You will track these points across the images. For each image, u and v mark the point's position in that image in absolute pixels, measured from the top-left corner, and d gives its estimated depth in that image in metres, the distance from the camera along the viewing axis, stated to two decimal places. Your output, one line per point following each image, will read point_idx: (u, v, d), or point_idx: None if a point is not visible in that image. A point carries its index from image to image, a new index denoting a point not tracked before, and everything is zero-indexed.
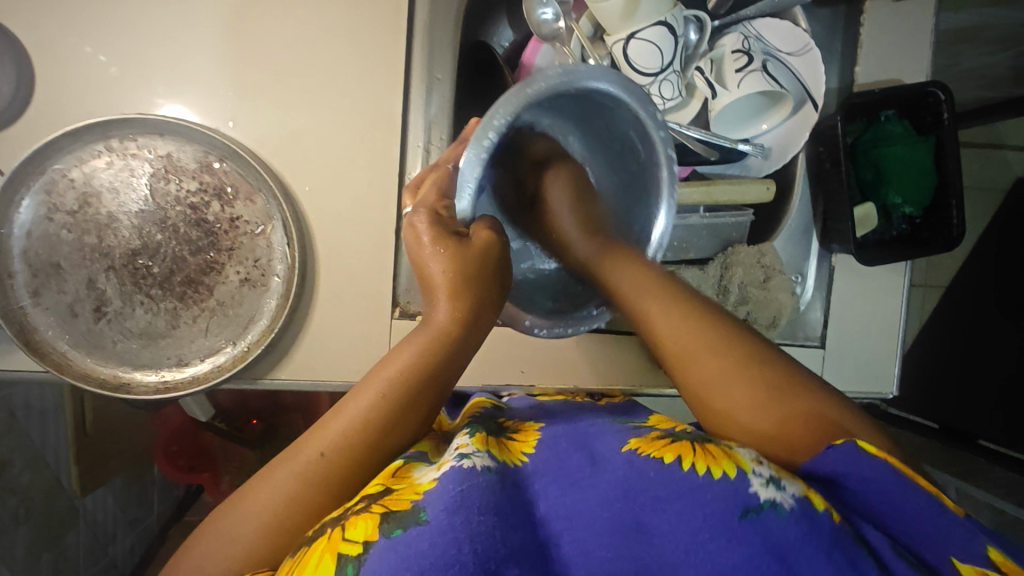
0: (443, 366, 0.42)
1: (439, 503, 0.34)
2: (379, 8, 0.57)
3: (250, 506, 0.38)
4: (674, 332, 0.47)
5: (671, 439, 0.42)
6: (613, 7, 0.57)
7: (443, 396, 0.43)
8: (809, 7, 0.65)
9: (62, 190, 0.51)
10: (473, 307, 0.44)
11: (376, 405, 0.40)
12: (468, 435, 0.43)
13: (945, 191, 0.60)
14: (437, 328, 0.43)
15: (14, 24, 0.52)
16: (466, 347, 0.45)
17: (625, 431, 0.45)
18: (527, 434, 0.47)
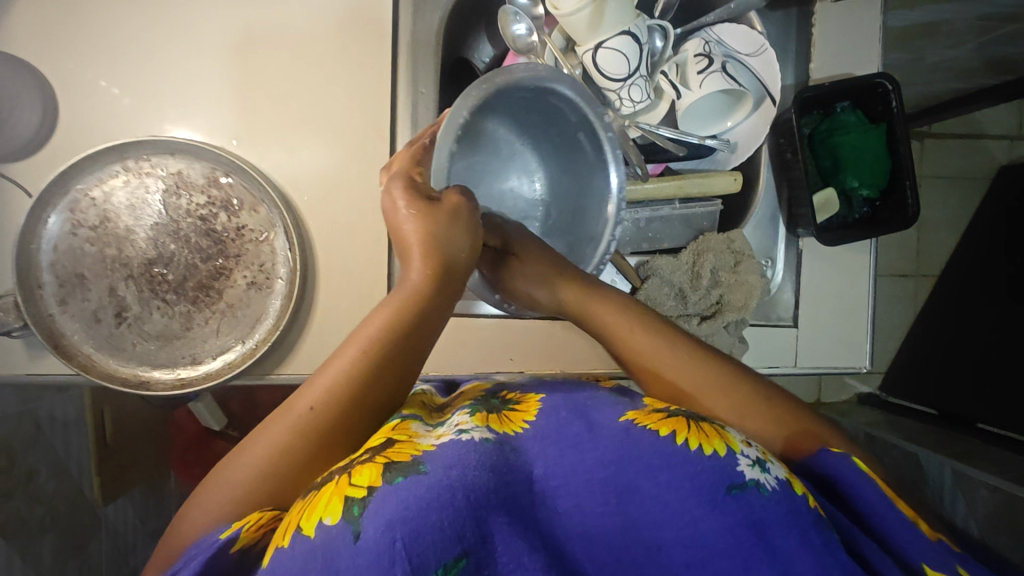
0: (416, 323, 0.47)
1: (437, 460, 0.40)
2: (365, 33, 0.62)
3: (247, 457, 0.42)
4: (688, 377, 0.52)
5: (666, 414, 0.46)
6: (580, 20, 0.61)
7: (417, 355, 0.47)
8: (762, 11, 0.69)
9: (84, 207, 0.57)
10: (441, 268, 0.49)
11: (356, 360, 0.44)
12: (469, 413, 0.48)
13: (898, 174, 0.65)
14: (410, 288, 0.48)
15: (38, 62, 0.58)
16: (437, 306, 0.49)
17: (623, 405, 0.48)
18: (528, 402, 0.50)
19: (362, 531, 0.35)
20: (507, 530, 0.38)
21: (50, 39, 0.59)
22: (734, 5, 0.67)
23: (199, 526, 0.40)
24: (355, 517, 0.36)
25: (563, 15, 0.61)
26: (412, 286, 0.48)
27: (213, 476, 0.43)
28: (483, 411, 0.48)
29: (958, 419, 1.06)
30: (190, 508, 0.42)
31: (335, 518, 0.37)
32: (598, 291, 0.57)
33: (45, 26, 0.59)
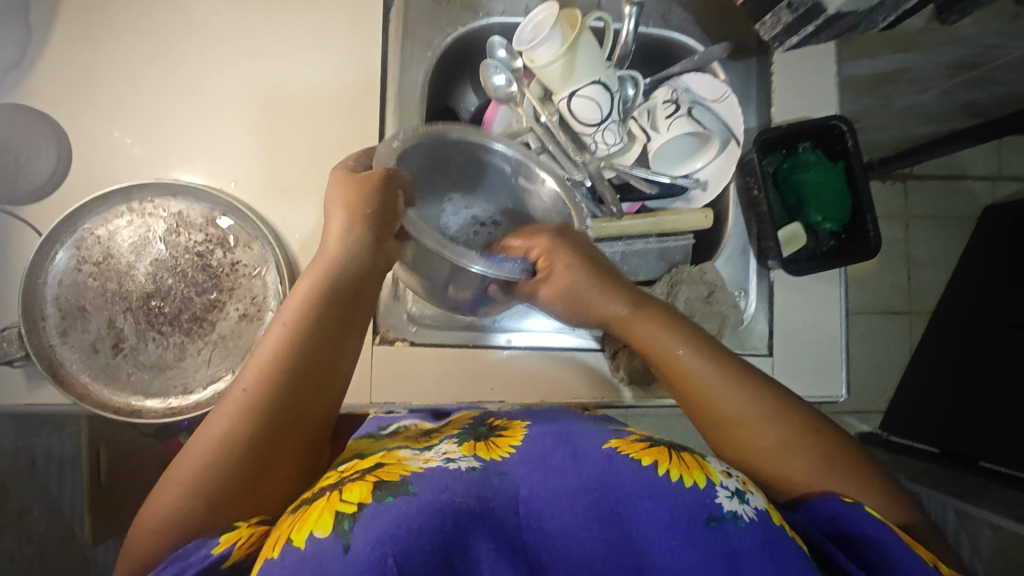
0: (336, 293, 0.50)
1: (425, 483, 0.41)
2: (355, 86, 0.68)
3: (201, 441, 0.45)
4: (780, 449, 0.49)
5: (649, 443, 0.46)
6: (554, 71, 0.67)
7: (349, 322, 0.51)
8: (726, 62, 0.74)
9: (89, 244, 0.60)
10: (363, 229, 0.51)
11: (289, 333, 0.48)
12: (456, 442, 0.48)
13: (860, 209, 0.68)
14: (329, 257, 0.51)
15: (58, 114, 0.64)
16: (359, 270, 0.51)
17: (606, 432, 0.48)
18: (515, 429, 0.50)
19: (351, 543, 0.37)
20: (492, 556, 0.38)
21: (70, 94, 0.64)
22: (697, 58, 0.73)
23: (162, 509, 0.44)
24: (345, 531, 0.37)
25: (539, 68, 0.67)
26: (332, 256, 0.51)
27: (173, 469, 0.45)
28: (471, 439, 0.49)
29: (961, 457, 1.07)
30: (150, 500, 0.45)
31: (325, 531, 0.38)
32: (650, 310, 0.57)
33: (65, 83, 0.64)
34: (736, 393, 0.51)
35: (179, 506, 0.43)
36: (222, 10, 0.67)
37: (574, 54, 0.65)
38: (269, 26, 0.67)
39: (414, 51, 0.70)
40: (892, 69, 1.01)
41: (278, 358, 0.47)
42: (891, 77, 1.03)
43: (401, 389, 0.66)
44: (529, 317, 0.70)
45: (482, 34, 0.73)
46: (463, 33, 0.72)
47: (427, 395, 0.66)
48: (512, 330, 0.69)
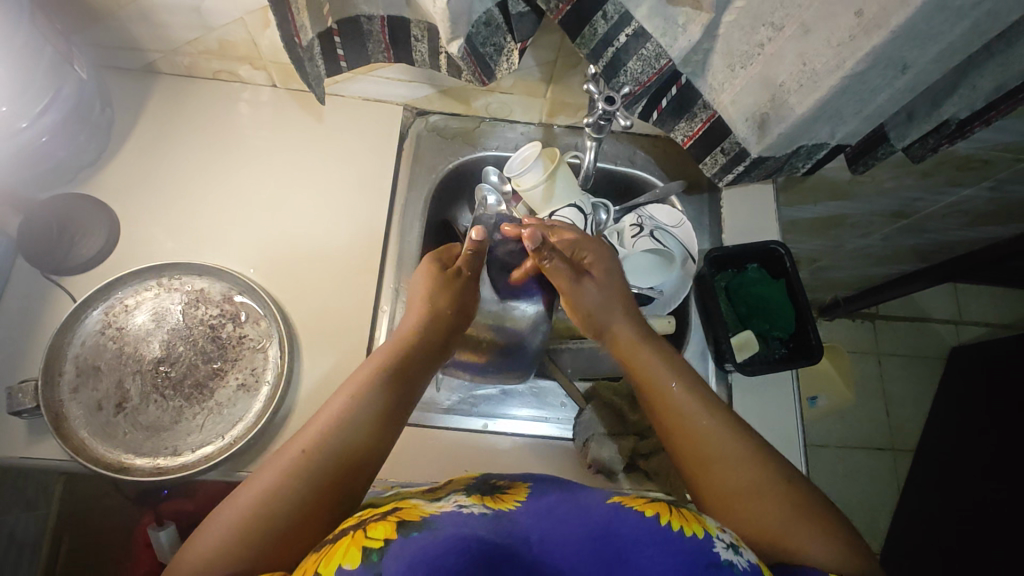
0: (399, 381, 0.58)
1: (444, 520, 0.43)
2: (369, 197, 0.81)
3: (249, 488, 0.49)
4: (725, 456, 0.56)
5: (649, 499, 0.49)
6: (536, 194, 0.80)
7: (403, 394, 0.58)
8: (681, 196, 0.88)
9: (116, 311, 0.68)
10: (429, 322, 0.64)
11: (351, 399, 0.55)
12: (466, 494, 0.51)
13: (802, 321, 0.76)
14: (396, 344, 0.62)
15: (116, 205, 0.76)
16: (419, 358, 0.62)
17: (607, 492, 0.52)
18: (519, 488, 0.51)
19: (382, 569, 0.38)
20: None
21: (130, 190, 0.77)
22: (659, 191, 0.85)
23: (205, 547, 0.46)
24: (374, 562, 0.39)
25: (524, 191, 0.80)
26: (401, 345, 0.61)
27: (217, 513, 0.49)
28: (478, 493, 0.51)
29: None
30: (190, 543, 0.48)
31: (354, 565, 0.39)
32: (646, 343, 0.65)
33: (128, 181, 0.77)
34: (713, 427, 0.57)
35: (219, 546, 0.46)
36: (268, 133, 0.82)
37: (552, 181, 0.78)
38: (305, 149, 0.82)
39: (421, 174, 0.84)
40: (832, 215, 1.14)
41: (340, 416, 0.54)
42: (834, 221, 1.17)
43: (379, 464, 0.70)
44: (508, 406, 0.76)
45: (478, 163, 0.88)
46: (462, 162, 0.86)
47: (404, 470, 0.70)
48: (489, 416, 0.75)
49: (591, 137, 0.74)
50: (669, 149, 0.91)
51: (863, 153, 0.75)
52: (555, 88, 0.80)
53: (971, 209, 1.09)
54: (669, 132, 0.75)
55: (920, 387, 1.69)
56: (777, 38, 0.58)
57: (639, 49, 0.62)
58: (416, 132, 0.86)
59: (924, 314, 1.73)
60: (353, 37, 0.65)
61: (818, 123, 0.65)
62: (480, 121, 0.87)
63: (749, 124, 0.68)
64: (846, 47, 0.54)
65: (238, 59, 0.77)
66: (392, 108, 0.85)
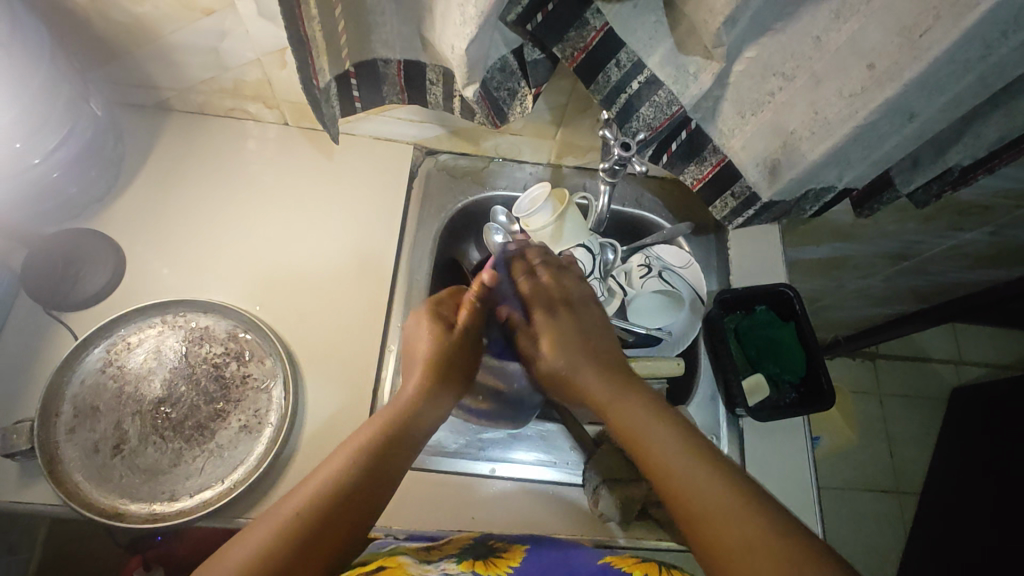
0: (399, 435, 0.57)
1: None
2: (378, 237, 0.80)
3: (234, 553, 0.47)
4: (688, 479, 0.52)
5: (639, 561, 0.57)
6: (546, 234, 0.80)
7: (406, 451, 0.57)
8: (689, 237, 0.89)
9: (118, 349, 0.67)
10: (429, 386, 0.62)
11: (349, 460, 0.53)
12: (457, 561, 0.55)
13: (812, 363, 0.76)
14: (395, 404, 0.59)
15: (123, 241, 0.75)
16: (424, 411, 0.60)
17: (598, 556, 0.60)
18: (514, 552, 0.58)
19: None
20: None
21: (138, 225, 0.76)
22: (666, 232, 0.86)
23: None
24: None
25: (533, 231, 0.80)
26: (405, 398, 0.60)
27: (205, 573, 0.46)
28: (470, 558, 0.56)
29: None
30: None
31: None
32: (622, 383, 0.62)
33: (136, 216, 0.77)
34: (702, 477, 0.52)
35: None
36: (275, 170, 0.82)
37: (561, 222, 0.79)
38: (313, 189, 0.82)
39: (429, 213, 0.84)
40: (835, 257, 1.15)
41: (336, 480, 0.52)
42: (836, 263, 1.17)
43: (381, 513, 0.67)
44: (513, 449, 0.74)
45: (487, 203, 0.89)
46: (471, 201, 0.87)
47: (407, 519, 0.67)
48: (497, 461, 0.72)
49: (605, 180, 0.75)
50: (674, 191, 0.92)
51: (869, 197, 0.75)
52: (565, 130, 0.81)
53: (972, 252, 1.10)
54: (679, 174, 0.75)
55: (922, 428, 1.67)
56: (788, 88, 0.59)
57: (652, 96, 0.63)
58: (426, 171, 0.86)
59: (925, 353, 1.73)
60: (369, 80, 0.66)
61: (827, 170, 0.66)
62: (489, 160, 0.88)
63: (760, 169, 0.69)
64: (858, 98, 0.55)
65: (252, 98, 0.78)
66: (402, 147, 0.86)
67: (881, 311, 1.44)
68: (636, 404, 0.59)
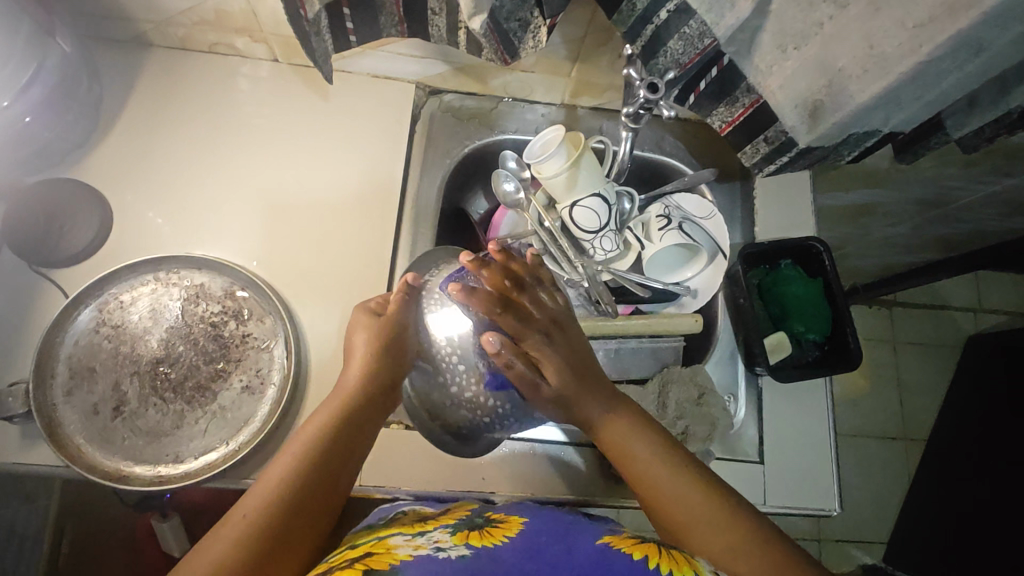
0: (340, 440, 0.55)
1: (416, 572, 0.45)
2: (378, 187, 0.75)
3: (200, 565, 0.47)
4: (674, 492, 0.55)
5: (639, 540, 0.52)
6: (559, 182, 0.74)
7: (348, 454, 0.55)
8: (712, 184, 0.83)
9: (111, 308, 0.64)
10: (374, 374, 0.57)
11: (294, 470, 0.52)
12: (451, 533, 0.53)
13: (839, 323, 0.72)
14: (343, 391, 0.57)
15: (108, 192, 0.70)
16: (376, 402, 0.58)
17: (599, 531, 0.55)
18: (510, 523, 0.55)
19: None
20: None
21: (123, 174, 0.71)
22: (687, 179, 0.80)
23: None
24: None
25: (545, 179, 0.74)
26: (351, 386, 0.57)
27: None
28: (465, 529, 0.54)
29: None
30: None
31: None
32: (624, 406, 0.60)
33: (121, 164, 0.72)
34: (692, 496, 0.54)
35: None
36: (266, 114, 0.76)
37: (576, 170, 0.73)
38: (307, 133, 0.76)
39: (434, 159, 0.79)
40: (865, 203, 1.08)
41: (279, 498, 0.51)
42: (865, 209, 1.10)
43: (387, 475, 0.66)
44: None
45: (496, 147, 0.82)
46: (478, 146, 0.81)
47: (417, 480, 0.67)
48: None
49: (627, 127, 0.69)
50: (698, 134, 0.85)
51: (914, 140, 0.69)
52: (582, 66, 0.74)
53: (1013, 199, 1.03)
54: (706, 116, 0.70)
55: (935, 376, 1.65)
56: (840, 17, 0.51)
57: (682, 28, 0.57)
58: (430, 113, 0.80)
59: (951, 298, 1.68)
60: (363, 9, 0.59)
61: (875, 113, 0.59)
62: (498, 100, 0.81)
63: (800, 111, 0.62)
64: (925, 31, 0.47)
65: (236, 31, 0.71)
66: (403, 86, 0.78)
67: (906, 260, 1.38)
68: (635, 428, 0.58)
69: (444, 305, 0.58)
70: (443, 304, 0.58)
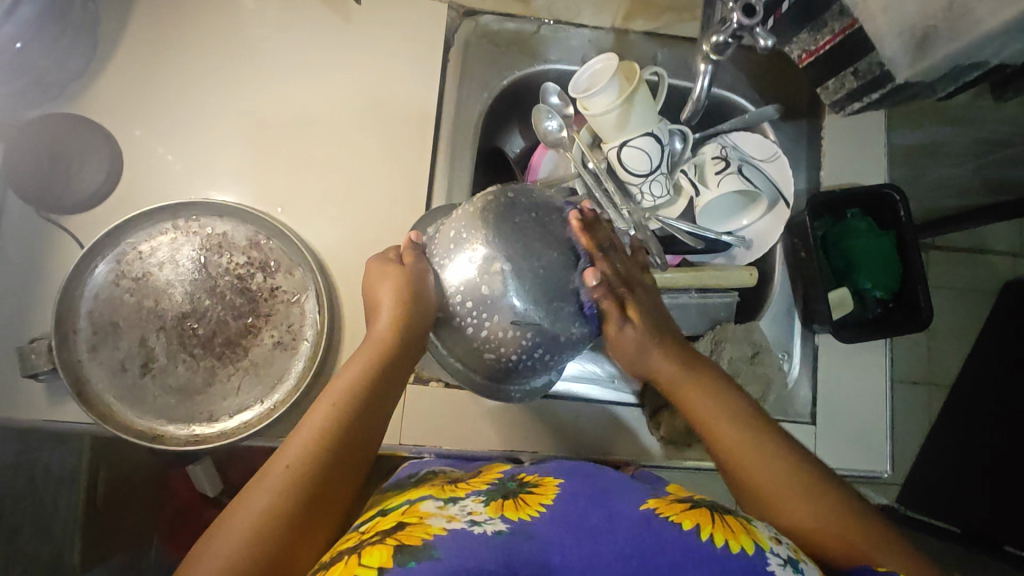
0: (371, 395, 0.50)
1: (450, 547, 0.39)
2: (410, 121, 0.68)
3: (234, 526, 0.43)
4: (770, 469, 0.49)
5: (688, 505, 0.44)
6: (608, 120, 0.67)
7: (376, 411, 0.51)
8: (776, 123, 0.75)
9: (129, 259, 0.59)
10: (405, 323, 0.52)
11: (327, 420, 0.48)
12: (484, 502, 0.47)
13: (910, 279, 0.67)
14: (376, 343, 0.52)
15: (112, 128, 0.64)
16: (405, 355, 0.53)
17: (642, 493, 0.47)
18: (546, 485, 0.48)
19: None
20: None
21: (129, 106, 0.64)
22: (749, 116, 0.72)
23: None
24: None
25: (592, 116, 0.67)
26: (379, 337, 0.52)
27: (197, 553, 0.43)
28: (499, 498, 0.47)
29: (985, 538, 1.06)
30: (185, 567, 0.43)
31: None
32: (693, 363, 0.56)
33: (125, 96, 0.65)
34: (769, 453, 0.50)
35: None
36: (283, 38, 0.68)
37: (629, 106, 0.65)
38: (327, 60, 0.68)
39: (470, 91, 0.70)
40: (930, 141, 0.99)
41: (321, 449, 0.47)
42: (928, 149, 1.01)
43: (426, 433, 0.65)
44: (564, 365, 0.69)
45: (538, 78, 0.74)
46: (519, 77, 0.72)
47: (458, 437, 0.65)
48: None
49: (705, 58, 0.62)
50: (763, 65, 0.76)
51: (1021, 76, 0.60)
52: None
53: None
54: (784, 45, 0.63)
55: None
56: None
57: None
58: (464, 37, 0.71)
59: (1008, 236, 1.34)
60: None
61: (993, 44, 0.50)
62: (540, 24, 0.72)
63: (904, 39, 0.53)
64: None
65: None
66: (434, 7, 0.70)
67: None
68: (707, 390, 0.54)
69: (455, 252, 0.54)
70: (453, 252, 0.54)
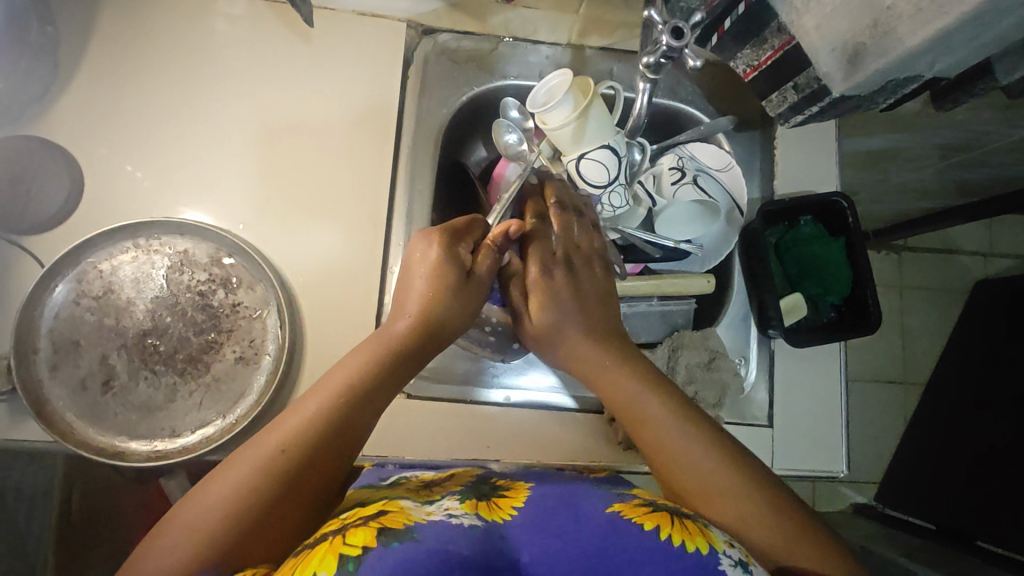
0: (376, 390, 0.50)
1: (430, 532, 0.39)
2: (371, 137, 0.69)
3: (199, 502, 0.44)
4: (693, 469, 0.51)
5: (651, 509, 0.45)
6: (564, 134, 0.67)
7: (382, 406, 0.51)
8: (730, 133, 0.77)
9: (90, 278, 0.60)
10: (431, 318, 0.54)
11: (328, 407, 0.48)
12: (461, 500, 0.47)
13: (860, 284, 0.69)
14: (395, 337, 0.53)
15: (73, 149, 0.65)
16: (422, 354, 0.54)
17: (609, 496, 0.48)
18: (517, 490, 0.49)
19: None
20: None
21: (89, 127, 0.65)
22: (704, 128, 0.74)
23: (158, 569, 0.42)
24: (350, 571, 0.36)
25: (550, 130, 0.67)
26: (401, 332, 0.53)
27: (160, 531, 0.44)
28: (474, 498, 0.47)
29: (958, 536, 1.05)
30: (154, 539, 0.44)
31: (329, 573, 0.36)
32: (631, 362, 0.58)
33: (85, 117, 0.65)
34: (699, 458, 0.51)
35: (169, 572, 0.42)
36: (245, 56, 0.69)
37: (584, 120, 0.65)
38: (291, 77, 0.69)
39: (430, 106, 0.72)
40: (888, 148, 1.01)
41: (315, 438, 0.47)
42: (887, 155, 1.03)
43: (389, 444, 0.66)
44: (529, 374, 0.70)
45: (497, 93, 0.76)
46: (478, 92, 0.74)
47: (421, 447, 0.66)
48: (510, 388, 0.70)
49: (645, 76, 0.63)
50: (717, 77, 0.78)
51: (956, 86, 0.62)
52: None
53: None
54: (730, 60, 0.66)
55: None
56: None
57: None
58: (424, 54, 0.72)
59: (978, 237, 1.36)
60: None
61: (915, 62, 0.53)
62: (497, 41, 0.74)
63: (837, 55, 0.55)
64: None
65: None
66: (392, 26, 0.71)
67: None
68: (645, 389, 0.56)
69: None
70: None
